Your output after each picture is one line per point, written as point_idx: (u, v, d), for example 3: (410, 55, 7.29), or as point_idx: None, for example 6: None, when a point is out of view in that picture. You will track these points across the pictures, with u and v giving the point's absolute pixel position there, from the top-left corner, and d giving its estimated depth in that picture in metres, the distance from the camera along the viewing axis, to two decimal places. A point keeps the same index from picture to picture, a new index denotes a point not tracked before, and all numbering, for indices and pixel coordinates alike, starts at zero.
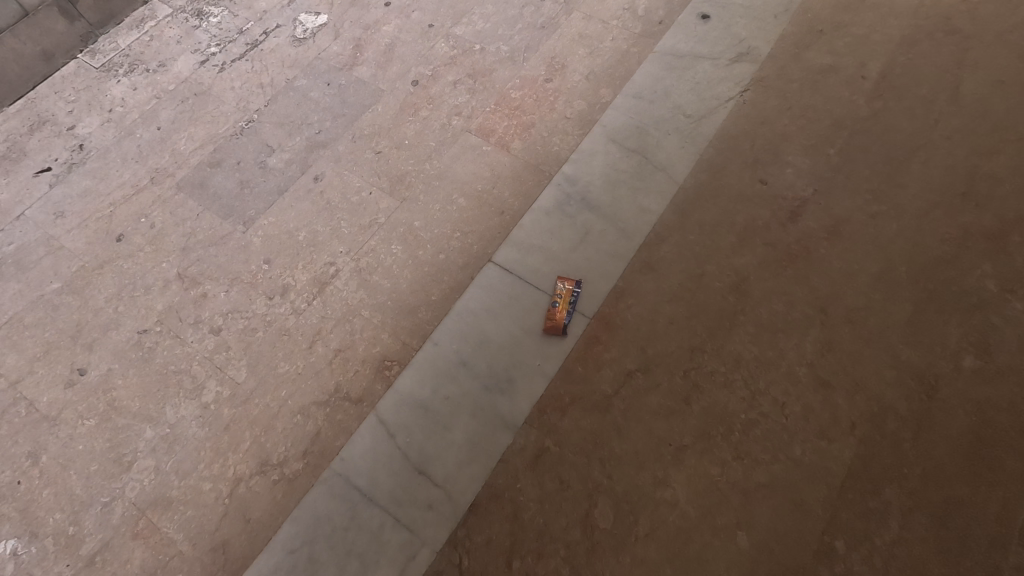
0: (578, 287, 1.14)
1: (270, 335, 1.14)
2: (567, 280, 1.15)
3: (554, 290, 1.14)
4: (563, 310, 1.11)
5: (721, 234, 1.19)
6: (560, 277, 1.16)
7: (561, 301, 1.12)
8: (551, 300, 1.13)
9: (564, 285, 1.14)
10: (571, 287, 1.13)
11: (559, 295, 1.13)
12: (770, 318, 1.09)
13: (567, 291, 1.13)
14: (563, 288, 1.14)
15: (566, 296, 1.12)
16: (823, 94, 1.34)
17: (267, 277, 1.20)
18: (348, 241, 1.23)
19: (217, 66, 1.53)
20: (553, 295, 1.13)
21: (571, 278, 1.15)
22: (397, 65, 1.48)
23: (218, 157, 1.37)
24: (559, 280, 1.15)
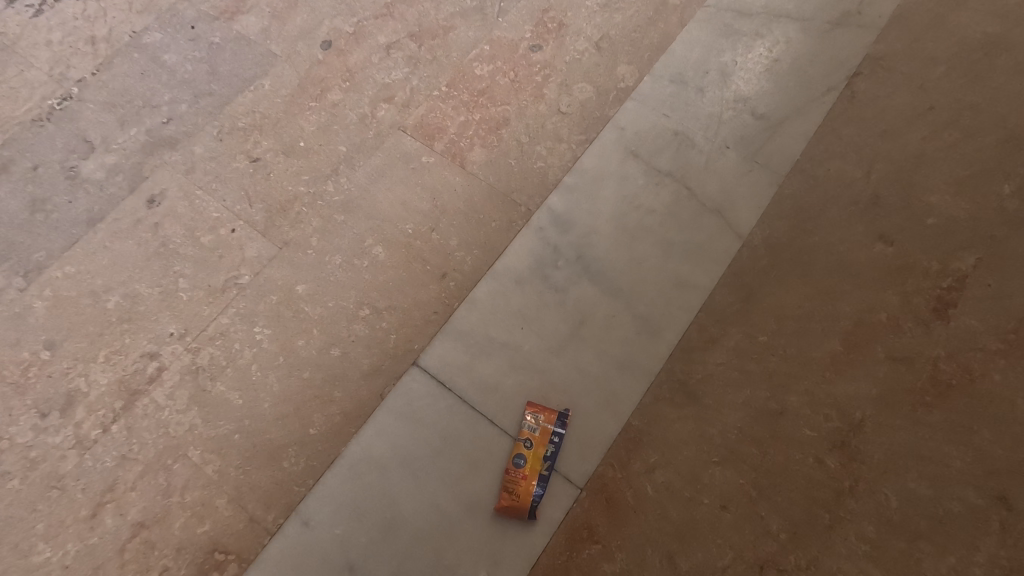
0: (563, 426, 0.66)
1: (30, 489, 0.67)
2: (546, 414, 0.67)
3: (522, 432, 0.66)
4: (535, 476, 0.64)
5: (814, 334, 0.68)
6: (533, 404, 0.68)
7: (532, 455, 0.65)
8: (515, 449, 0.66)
9: (539, 424, 0.66)
10: (550, 429, 0.66)
11: (528, 443, 0.66)
12: (916, 514, 0.57)
13: (543, 436, 0.66)
14: (536, 429, 0.66)
15: (541, 448, 0.65)
16: (991, 81, 0.77)
17: (44, 375, 0.72)
18: (185, 317, 0.74)
19: (32, 5, 0.98)
20: (519, 441, 0.66)
21: (550, 408, 0.67)
22: (303, 15, 0.95)
23: (7, 157, 0.87)
24: (531, 411, 0.67)
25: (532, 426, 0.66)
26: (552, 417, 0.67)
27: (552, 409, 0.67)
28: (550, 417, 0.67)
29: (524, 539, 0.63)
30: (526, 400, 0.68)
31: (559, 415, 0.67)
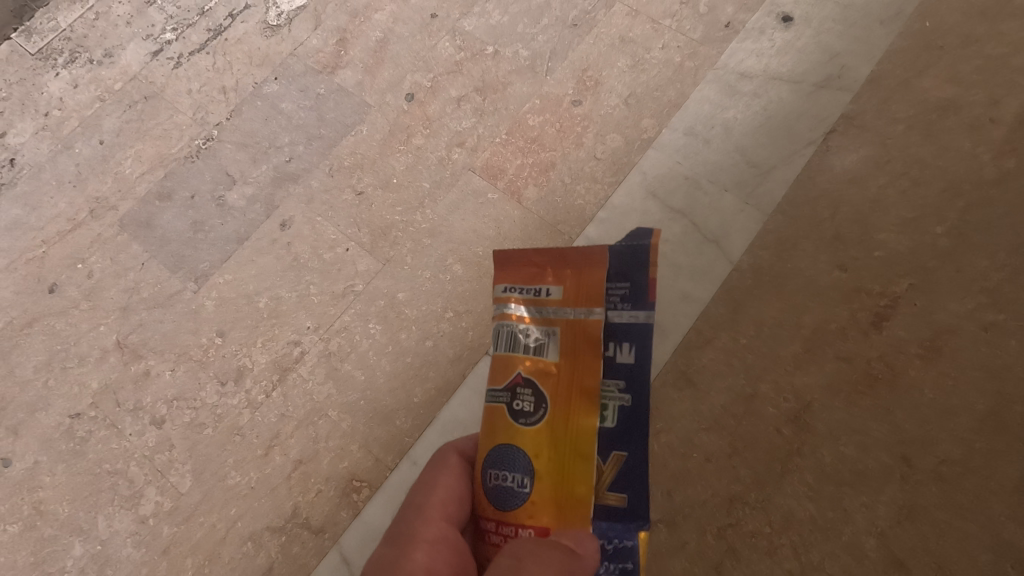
0: (633, 296, 0.61)
1: (221, 434, 0.96)
2: (575, 282, 0.59)
3: (507, 375, 0.58)
4: (561, 471, 0.55)
5: (783, 345, 0.92)
6: (537, 281, 0.60)
7: (535, 420, 0.56)
8: (504, 423, 0.56)
9: (558, 301, 0.59)
10: (584, 307, 0.58)
11: (530, 388, 0.57)
12: (837, 468, 0.85)
13: (586, 348, 0.57)
14: (554, 340, 0.58)
15: (576, 382, 0.57)
16: (940, 147, 0.98)
17: (219, 355, 1.01)
18: (318, 314, 1.01)
19: (173, 59, 1.23)
20: (510, 392, 0.57)
21: (594, 257, 0.58)
22: (390, 69, 1.18)
23: (168, 187, 1.13)
24: (539, 285, 0.59)
25: (548, 341, 0.58)
26: (592, 284, 0.58)
27: (598, 256, 0.58)
28: (585, 300, 0.58)
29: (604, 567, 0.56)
30: (520, 267, 0.60)
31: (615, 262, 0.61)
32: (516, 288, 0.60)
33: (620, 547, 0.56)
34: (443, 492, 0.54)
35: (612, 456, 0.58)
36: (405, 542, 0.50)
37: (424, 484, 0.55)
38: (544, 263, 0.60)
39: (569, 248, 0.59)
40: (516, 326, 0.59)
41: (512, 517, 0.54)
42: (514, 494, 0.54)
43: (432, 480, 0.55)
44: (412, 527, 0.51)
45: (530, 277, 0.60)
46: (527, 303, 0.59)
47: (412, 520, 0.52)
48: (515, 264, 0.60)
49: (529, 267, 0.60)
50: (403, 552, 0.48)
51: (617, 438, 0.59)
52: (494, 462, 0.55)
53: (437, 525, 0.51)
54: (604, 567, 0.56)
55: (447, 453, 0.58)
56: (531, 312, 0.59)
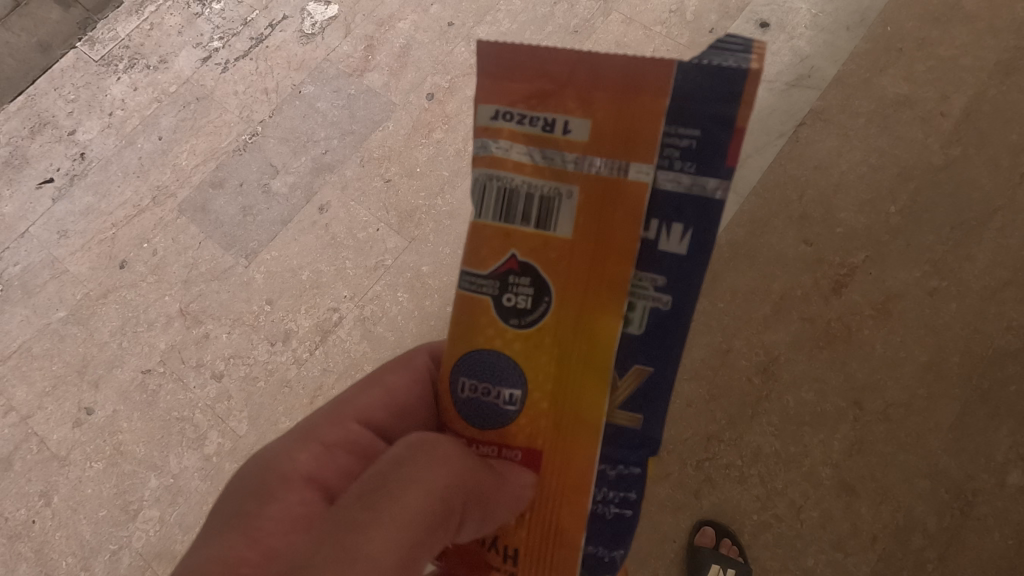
0: (700, 155, 0.39)
1: (272, 386, 1.13)
2: (614, 114, 0.39)
3: (496, 257, 0.42)
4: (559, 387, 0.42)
5: (756, 309, 1.06)
6: (545, 106, 0.40)
7: (535, 317, 0.42)
8: (486, 321, 0.43)
9: (579, 147, 0.40)
10: (617, 157, 0.39)
11: (527, 275, 0.42)
12: (800, 410, 1.01)
13: (611, 220, 0.40)
14: (566, 204, 0.41)
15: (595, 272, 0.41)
16: (894, 137, 1.12)
17: (269, 320, 1.17)
18: (353, 285, 1.18)
19: (221, 65, 1.38)
20: (499, 279, 0.42)
21: (646, 86, 0.39)
22: (412, 72, 1.32)
23: (220, 176, 1.29)
24: (548, 112, 0.40)
25: (557, 206, 0.41)
26: (635, 119, 0.39)
27: (651, 76, 0.39)
28: (620, 143, 0.39)
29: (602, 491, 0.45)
30: (527, 81, 0.41)
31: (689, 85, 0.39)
32: (512, 113, 0.41)
33: (623, 474, 0.44)
34: (374, 394, 0.54)
35: (633, 371, 0.43)
36: (301, 437, 0.51)
37: (372, 379, 0.56)
38: (561, 77, 0.40)
39: (614, 58, 0.39)
40: (509, 181, 0.42)
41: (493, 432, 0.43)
42: (494, 408, 0.43)
43: (369, 384, 0.56)
44: (317, 424, 0.52)
45: (537, 101, 0.40)
46: (528, 143, 0.41)
47: (325, 416, 0.53)
48: (517, 80, 0.41)
49: (537, 81, 0.40)
50: (295, 447, 0.50)
51: (645, 347, 0.43)
52: (468, 368, 0.44)
53: (341, 429, 0.52)
54: (603, 494, 0.45)
55: (415, 353, 0.57)
56: (528, 159, 0.41)
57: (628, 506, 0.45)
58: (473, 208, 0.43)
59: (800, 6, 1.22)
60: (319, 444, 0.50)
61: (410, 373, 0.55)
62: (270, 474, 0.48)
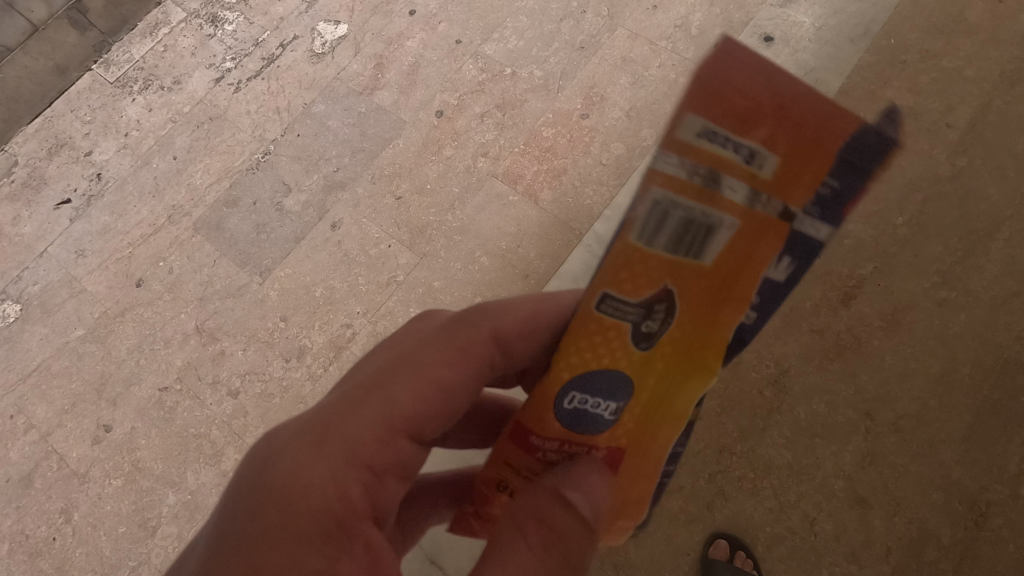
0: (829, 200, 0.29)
1: (287, 403, 1.15)
2: (804, 163, 0.27)
3: (646, 284, 0.28)
4: (658, 413, 0.37)
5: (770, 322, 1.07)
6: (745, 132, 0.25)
7: (660, 341, 0.31)
8: (609, 351, 0.31)
9: (760, 186, 0.27)
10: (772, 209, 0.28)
11: (669, 305, 0.30)
12: (812, 423, 1.01)
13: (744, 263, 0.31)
14: (724, 233, 0.28)
15: (723, 291, 0.32)
16: (899, 149, 1.13)
17: (283, 336, 1.19)
18: (366, 301, 1.20)
19: (234, 84, 1.41)
20: (643, 308, 0.29)
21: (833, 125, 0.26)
22: (421, 89, 1.34)
23: (234, 195, 1.31)
24: (745, 134, 0.25)
25: (715, 233, 0.28)
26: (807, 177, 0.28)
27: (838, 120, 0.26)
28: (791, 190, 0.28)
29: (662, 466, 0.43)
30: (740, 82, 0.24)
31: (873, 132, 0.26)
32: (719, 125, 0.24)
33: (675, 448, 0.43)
34: (415, 400, 0.45)
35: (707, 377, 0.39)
36: (336, 454, 0.43)
37: (417, 370, 0.45)
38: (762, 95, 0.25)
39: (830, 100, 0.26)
40: (675, 198, 0.26)
41: (583, 438, 0.35)
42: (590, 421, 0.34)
43: (407, 380, 0.45)
44: (347, 436, 0.44)
45: (742, 104, 0.24)
46: (709, 168, 0.25)
47: (357, 423, 0.44)
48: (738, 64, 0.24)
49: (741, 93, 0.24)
50: (340, 479, 0.42)
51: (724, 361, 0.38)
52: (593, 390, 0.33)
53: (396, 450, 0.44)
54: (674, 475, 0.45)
55: (474, 339, 0.47)
56: (699, 180, 0.25)
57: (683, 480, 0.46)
58: (631, 211, 0.26)
59: (806, 20, 1.24)
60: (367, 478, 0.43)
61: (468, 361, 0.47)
62: (300, 501, 0.41)
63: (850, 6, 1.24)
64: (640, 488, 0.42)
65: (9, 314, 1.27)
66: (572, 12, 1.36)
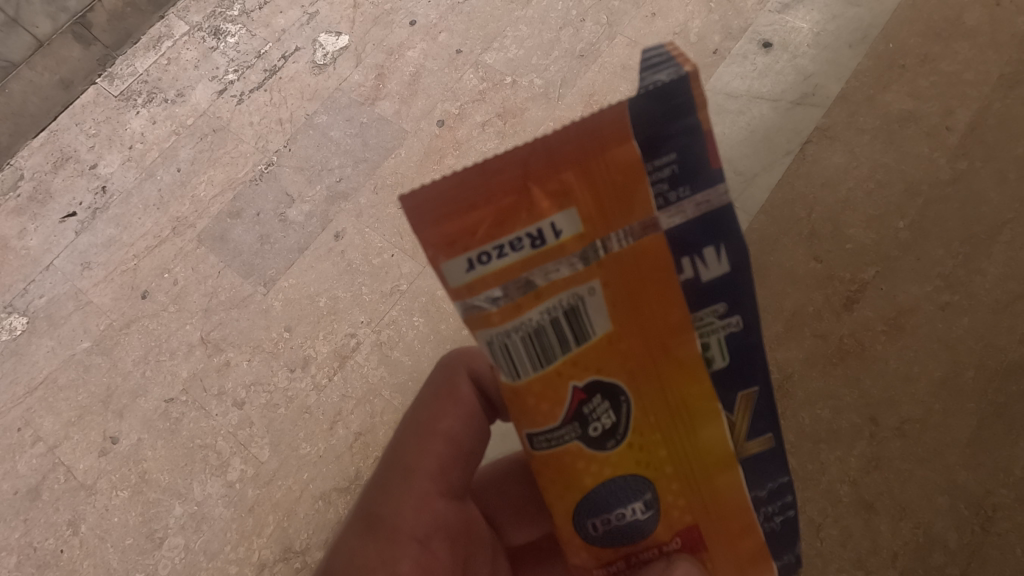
0: (684, 172, 0.38)
1: (292, 413, 1.16)
2: (586, 188, 0.38)
3: (560, 403, 0.41)
4: (684, 491, 0.44)
5: (772, 327, 1.07)
6: (516, 224, 0.37)
7: (617, 434, 0.42)
8: (581, 470, 0.43)
9: (575, 241, 0.38)
10: (620, 226, 0.38)
11: (598, 397, 0.41)
12: (815, 429, 1.01)
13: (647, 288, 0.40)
14: (594, 307, 0.40)
15: (653, 357, 0.41)
16: (900, 153, 1.13)
17: (287, 347, 1.20)
18: (370, 311, 1.20)
19: (236, 96, 1.42)
20: (576, 418, 0.42)
21: (608, 137, 0.37)
22: (422, 99, 1.35)
23: (237, 206, 1.32)
24: (518, 233, 0.38)
25: (581, 309, 0.40)
26: (622, 185, 0.38)
27: (606, 129, 0.37)
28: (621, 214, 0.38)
29: (765, 511, 0.47)
30: (474, 214, 0.37)
31: (634, 116, 0.37)
32: (493, 251, 0.38)
33: (775, 488, 0.47)
34: (433, 461, 0.55)
35: (741, 397, 0.44)
36: (388, 540, 0.52)
37: (422, 434, 0.56)
38: (514, 184, 0.37)
39: (540, 143, 0.37)
40: (509, 332, 0.39)
41: (630, 546, 0.45)
42: (620, 528, 0.44)
43: (421, 445, 0.56)
44: (391, 516, 0.53)
45: (499, 226, 0.37)
46: (509, 275, 0.38)
47: (396, 503, 0.53)
48: (457, 211, 0.37)
49: (486, 203, 0.37)
50: (389, 552, 0.52)
51: (730, 376, 0.44)
52: (596, 510, 0.44)
53: (426, 512, 0.53)
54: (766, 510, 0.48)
55: (457, 386, 0.58)
56: (513, 297, 0.39)
57: (788, 508, 0.48)
58: (503, 365, 0.40)
59: (802, 26, 1.26)
60: (414, 543, 0.52)
61: (461, 406, 0.58)
62: None
63: (848, 12, 1.25)
64: (737, 549, 0.46)
65: (15, 326, 1.28)
66: (571, 21, 1.37)
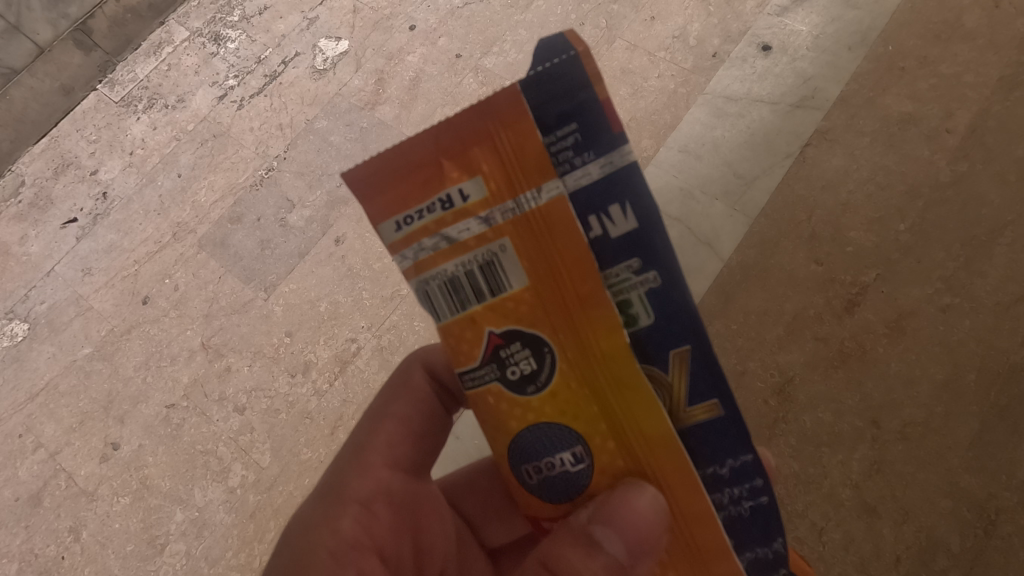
0: (586, 138, 0.41)
1: (293, 418, 1.16)
2: (493, 159, 0.41)
3: (478, 346, 0.43)
4: (615, 443, 0.42)
5: (774, 331, 1.07)
6: (433, 190, 0.42)
7: (538, 378, 0.43)
8: (506, 413, 0.44)
9: (485, 201, 0.42)
10: (524, 188, 0.41)
11: (516, 342, 0.43)
12: (817, 433, 1.01)
13: (555, 238, 0.41)
14: (506, 258, 0.42)
15: (569, 304, 0.42)
16: (900, 155, 1.13)
17: (288, 352, 1.20)
18: (370, 316, 1.20)
19: (236, 102, 1.42)
20: (495, 361, 0.43)
21: (507, 112, 0.41)
22: (422, 104, 1.36)
23: (238, 211, 1.32)
24: (433, 197, 0.42)
25: (495, 260, 0.42)
26: (524, 151, 0.41)
27: (507, 105, 0.41)
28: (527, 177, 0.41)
29: (728, 492, 0.43)
30: (399, 183, 0.43)
31: (528, 95, 0.41)
32: (413, 216, 0.43)
33: (737, 467, 0.43)
34: (384, 436, 0.59)
35: (673, 357, 0.43)
36: (336, 504, 0.56)
37: (378, 415, 0.61)
38: (429, 156, 0.42)
39: (449, 121, 0.42)
40: (430, 280, 0.43)
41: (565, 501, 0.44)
42: (553, 481, 0.44)
43: (373, 425, 0.60)
44: (344, 484, 0.57)
45: (418, 192, 0.42)
46: (429, 234, 0.43)
47: (347, 473, 0.57)
48: (387, 182, 0.43)
49: (410, 173, 0.43)
50: (336, 515, 0.55)
51: (659, 336, 0.43)
52: (524, 456, 0.44)
53: (372, 481, 0.57)
54: (731, 495, 0.44)
55: (411, 372, 0.62)
56: (434, 249, 0.43)
57: (758, 493, 0.44)
58: (429, 312, 0.44)
59: (801, 28, 1.26)
60: (357, 507, 0.55)
61: (413, 389, 0.61)
62: (306, 543, 0.54)
63: (846, 14, 1.25)
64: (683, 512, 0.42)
65: (17, 333, 1.29)
66: (570, 25, 1.37)
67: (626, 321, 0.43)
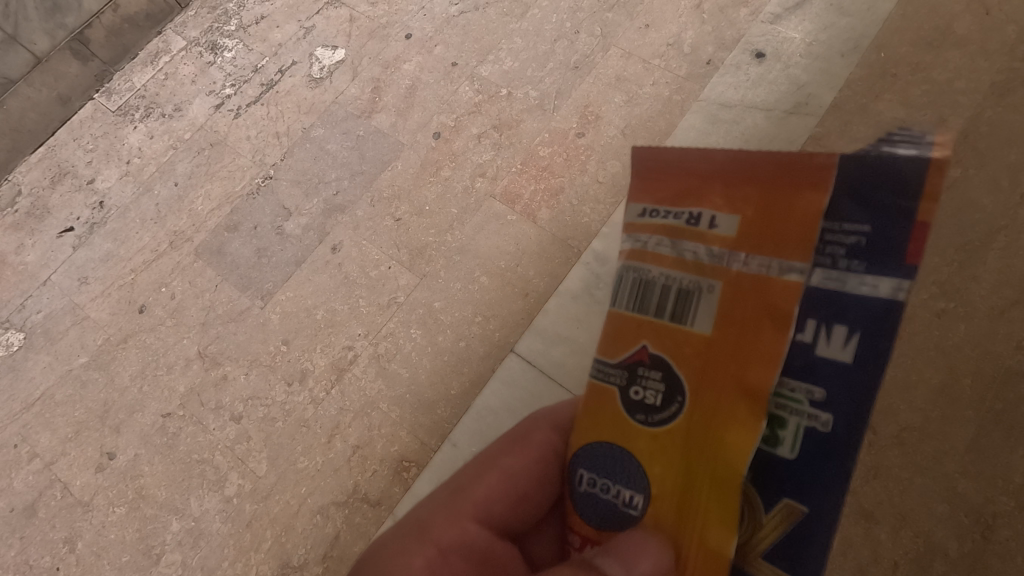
0: (871, 245, 0.35)
1: (290, 426, 1.16)
2: (761, 205, 0.38)
3: (628, 347, 0.41)
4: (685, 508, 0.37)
5: None
6: (690, 203, 0.41)
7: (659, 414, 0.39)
8: (609, 416, 0.41)
9: (722, 235, 0.39)
10: (768, 251, 0.37)
11: (658, 370, 0.39)
12: None
13: (753, 307, 0.37)
14: (706, 300, 0.39)
15: (729, 363, 0.37)
16: None
17: (285, 360, 1.20)
18: (367, 323, 1.20)
19: (233, 111, 1.43)
20: (626, 371, 0.41)
21: (810, 173, 0.37)
22: (419, 112, 1.36)
23: (235, 220, 1.32)
24: (689, 209, 0.41)
25: (694, 292, 0.39)
26: (795, 211, 0.37)
27: (818, 169, 0.37)
28: (775, 241, 0.37)
29: None
30: (670, 180, 0.43)
31: (845, 175, 0.36)
32: (660, 212, 0.42)
33: None
34: (483, 488, 0.54)
35: (782, 504, 0.36)
36: (417, 537, 0.53)
37: (488, 460, 0.56)
38: (710, 172, 0.41)
39: (757, 153, 0.39)
40: (632, 270, 0.43)
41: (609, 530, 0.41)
42: (608, 506, 0.41)
43: (479, 471, 0.55)
44: (431, 520, 0.53)
45: (678, 198, 0.42)
46: (656, 235, 0.42)
47: (434, 510, 0.54)
48: (665, 175, 0.43)
49: (691, 177, 0.42)
50: (411, 546, 0.52)
51: (790, 477, 0.36)
52: (591, 463, 0.42)
53: (456, 529, 0.52)
54: None
55: (534, 430, 0.53)
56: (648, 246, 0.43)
57: None
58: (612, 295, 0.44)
59: (794, 36, 1.29)
60: (434, 548, 0.52)
61: (527, 454, 0.52)
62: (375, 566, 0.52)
63: (840, 21, 1.28)
64: None
65: (13, 343, 1.28)
66: (565, 33, 1.38)
67: (768, 436, 0.36)
